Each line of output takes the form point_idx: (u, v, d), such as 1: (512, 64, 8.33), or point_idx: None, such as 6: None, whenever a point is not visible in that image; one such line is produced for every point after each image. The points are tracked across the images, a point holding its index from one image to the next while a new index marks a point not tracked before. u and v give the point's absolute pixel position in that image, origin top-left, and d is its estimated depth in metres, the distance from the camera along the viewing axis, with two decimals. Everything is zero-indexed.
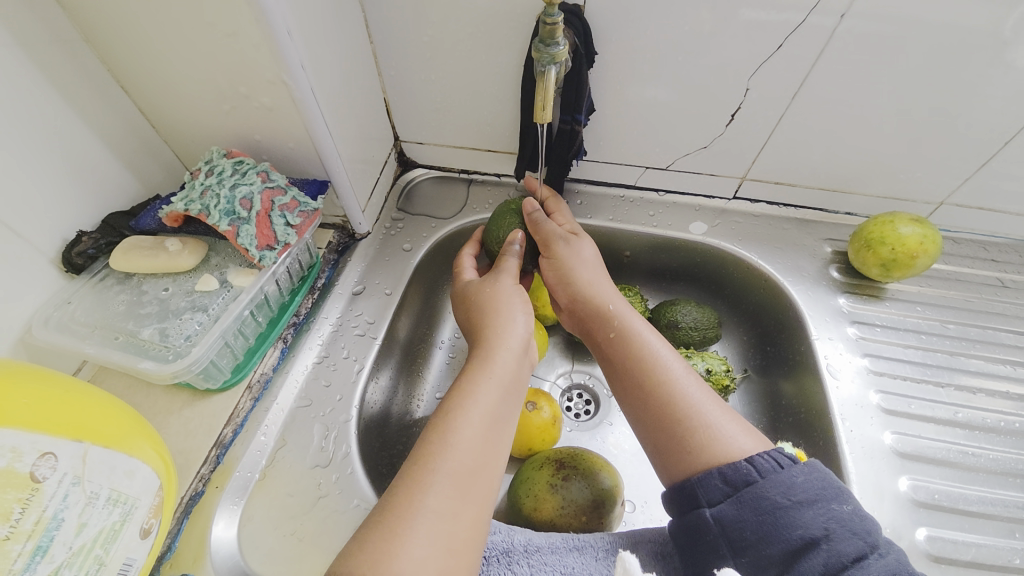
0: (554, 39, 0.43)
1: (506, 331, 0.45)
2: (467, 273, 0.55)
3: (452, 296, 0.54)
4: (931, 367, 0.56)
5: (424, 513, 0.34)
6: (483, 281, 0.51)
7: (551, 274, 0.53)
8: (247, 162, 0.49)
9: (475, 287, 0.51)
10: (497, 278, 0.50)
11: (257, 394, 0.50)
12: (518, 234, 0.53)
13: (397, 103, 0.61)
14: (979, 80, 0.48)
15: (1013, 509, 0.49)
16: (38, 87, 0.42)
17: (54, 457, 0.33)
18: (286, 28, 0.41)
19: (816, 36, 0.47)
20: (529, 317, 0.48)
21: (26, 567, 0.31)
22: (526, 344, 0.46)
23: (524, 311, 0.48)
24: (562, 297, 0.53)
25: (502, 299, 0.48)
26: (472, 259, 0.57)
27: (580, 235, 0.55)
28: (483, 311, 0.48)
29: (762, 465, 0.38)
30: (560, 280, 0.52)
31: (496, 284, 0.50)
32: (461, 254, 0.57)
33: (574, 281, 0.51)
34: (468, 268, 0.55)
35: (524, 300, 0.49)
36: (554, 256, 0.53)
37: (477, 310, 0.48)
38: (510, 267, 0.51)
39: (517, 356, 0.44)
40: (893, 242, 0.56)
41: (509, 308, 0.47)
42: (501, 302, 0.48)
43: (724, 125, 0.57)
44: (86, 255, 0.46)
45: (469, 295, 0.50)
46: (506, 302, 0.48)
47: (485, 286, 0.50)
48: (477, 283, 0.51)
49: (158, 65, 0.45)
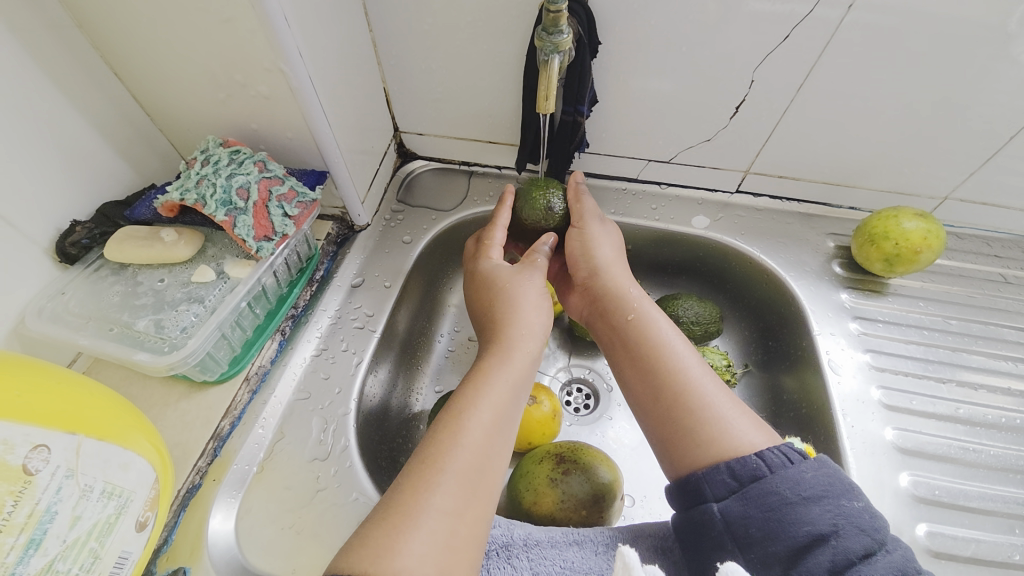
0: (558, 27, 0.42)
1: (524, 330, 0.45)
2: (494, 251, 0.53)
3: (473, 274, 0.52)
4: (933, 362, 0.56)
5: (428, 511, 0.33)
6: (518, 272, 0.49)
7: (575, 247, 0.53)
8: (244, 152, 0.48)
9: (506, 274, 0.49)
10: (530, 274, 0.50)
11: (255, 386, 0.50)
12: (552, 237, 0.53)
13: (396, 93, 0.61)
14: (986, 74, 0.48)
15: (1013, 505, 0.49)
16: (29, 72, 0.41)
17: (46, 449, 0.32)
18: (283, 14, 0.40)
19: (821, 28, 0.47)
20: (552, 322, 0.48)
21: (19, 560, 0.31)
22: (543, 344, 0.46)
23: (547, 313, 0.48)
24: (582, 271, 0.52)
25: (528, 297, 0.48)
26: (503, 233, 0.55)
27: (608, 223, 0.54)
28: (504, 303, 0.47)
29: (770, 459, 0.37)
30: (585, 254, 0.52)
31: (527, 281, 0.49)
32: (493, 226, 0.54)
33: (597, 261, 0.51)
34: (495, 245, 0.53)
35: (551, 304, 0.48)
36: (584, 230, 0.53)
37: (497, 301, 0.48)
38: (542, 265, 0.51)
39: (533, 358, 0.44)
40: (896, 237, 0.55)
41: (533, 301, 0.47)
42: (524, 299, 0.47)
43: (728, 118, 0.56)
44: (80, 245, 0.46)
45: (497, 281, 0.49)
46: (533, 299, 0.48)
47: (516, 278, 0.49)
48: (509, 271, 0.50)
49: (153, 51, 0.44)
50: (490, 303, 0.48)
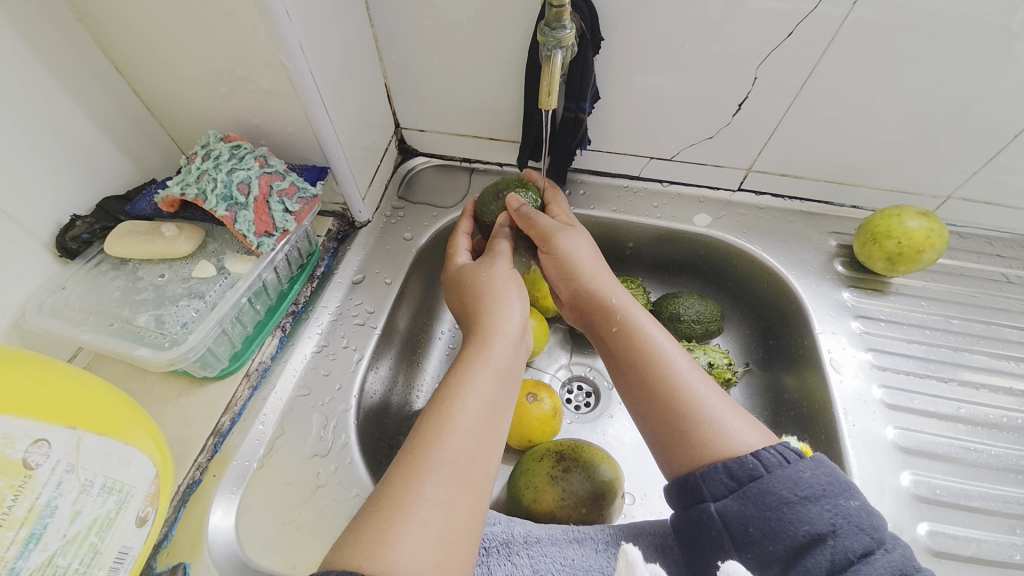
0: (560, 22, 0.42)
1: (501, 319, 0.45)
2: (461, 256, 0.53)
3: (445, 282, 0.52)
4: (935, 362, 0.56)
5: (420, 502, 0.33)
6: (478, 266, 0.50)
7: (553, 268, 0.52)
8: (245, 147, 0.48)
9: (469, 271, 0.50)
10: (491, 261, 0.50)
11: (255, 382, 0.50)
12: (507, 216, 0.53)
13: (398, 89, 0.60)
14: (990, 73, 0.47)
15: (1013, 505, 0.49)
16: (29, 66, 0.41)
17: (47, 444, 0.32)
18: (284, 8, 0.40)
19: (826, 25, 0.46)
20: (525, 302, 0.47)
21: (19, 555, 0.31)
22: (523, 330, 0.45)
23: (519, 295, 0.47)
24: (566, 292, 0.52)
25: (496, 284, 0.47)
26: (467, 239, 0.55)
27: (575, 227, 0.53)
28: (477, 296, 0.47)
29: (767, 459, 0.37)
30: (560, 271, 0.51)
31: (490, 268, 0.49)
32: (457, 235, 0.55)
33: (573, 274, 0.50)
34: (462, 250, 0.54)
35: (517, 285, 0.48)
36: (552, 250, 0.50)
37: (471, 295, 0.48)
38: (504, 250, 0.51)
39: (513, 343, 0.44)
40: (899, 236, 0.55)
41: (506, 293, 0.47)
42: (495, 288, 0.47)
43: (730, 115, 0.56)
44: (81, 240, 0.46)
45: (464, 280, 0.49)
46: (503, 288, 0.47)
47: (480, 271, 0.49)
48: (471, 268, 0.50)
49: (153, 46, 0.44)
50: (463, 299, 0.48)
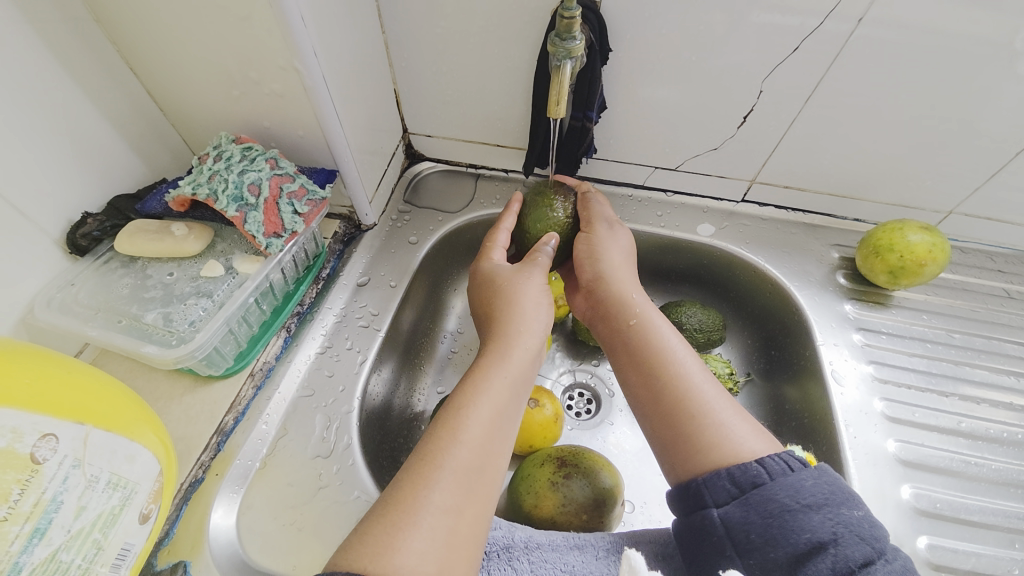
0: (571, 33, 0.42)
1: (525, 327, 0.45)
2: (496, 253, 0.54)
3: (473, 278, 0.53)
4: (936, 376, 0.56)
5: (427, 508, 0.33)
6: (517, 271, 0.49)
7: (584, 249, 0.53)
8: (256, 148, 0.49)
9: (505, 274, 0.50)
10: (529, 271, 0.49)
11: (259, 381, 0.50)
12: (554, 236, 0.52)
13: (406, 95, 0.61)
14: (993, 90, 0.48)
15: (1013, 519, 0.49)
16: (47, 65, 0.42)
17: (54, 438, 0.32)
18: (299, 13, 0.41)
19: (831, 41, 0.47)
20: (550, 315, 0.48)
21: (23, 549, 0.31)
22: (542, 346, 0.46)
23: (548, 309, 0.48)
24: (588, 274, 0.52)
25: (525, 291, 0.48)
26: (506, 236, 0.56)
27: (620, 227, 0.54)
28: (499, 301, 0.47)
29: (771, 467, 0.37)
30: (591, 254, 0.52)
31: (527, 280, 0.48)
32: (497, 230, 0.56)
33: (602, 264, 0.51)
34: (500, 246, 0.54)
35: (550, 302, 0.48)
36: (593, 232, 0.53)
37: (497, 301, 0.48)
38: (543, 263, 0.50)
39: (532, 353, 0.44)
40: (901, 250, 0.55)
41: (533, 306, 0.47)
42: (521, 296, 0.47)
43: (735, 127, 0.56)
44: (91, 237, 0.46)
45: (495, 280, 0.50)
46: (531, 299, 0.47)
47: (514, 279, 0.49)
48: (508, 271, 0.50)
49: (169, 47, 0.45)
50: (488, 303, 0.49)
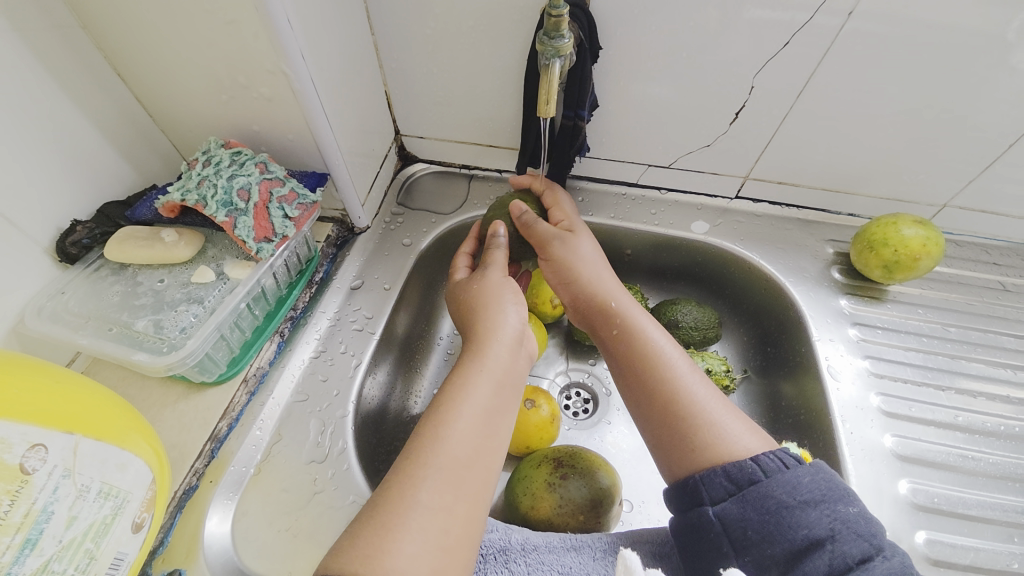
0: (559, 32, 0.42)
1: (494, 325, 0.45)
2: (460, 273, 0.54)
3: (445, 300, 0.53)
4: (932, 370, 0.56)
5: (415, 509, 0.33)
6: (472, 277, 0.50)
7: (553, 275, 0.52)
8: (246, 153, 0.49)
9: (464, 284, 0.50)
10: (486, 271, 0.50)
11: (253, 387, 0.50)
12: (502, 225, 0.53)
13: (398, 97, 0.61)
14: (985, 83, 0.48)
15: (1010, 513, 0.49)
16: (33, 72, 0.41)
17: (44, 448, 0.32)
18: (286, 16, 0.40)
19: (822, 35, 0.47)
20: (520, 308, 0.47)
21: (15, 560, 0.30)
22: (520, 336, 0.45)
23: (512, 302, 0.47)
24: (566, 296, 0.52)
25: (490, 291, 0.48)
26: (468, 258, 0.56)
27: (585, 233, 0.53)
28: (472, 307, 0.47)
29: (767, 464, 0.37)
30: (562, 281, 0.52)
31: (484, 279, 0.49)
32: (457, 254, 0.56)
33: (575, 281, 0.51)
34: (462, 267, 0.54)
35: (512, 293, 0.48)
36: (551, 257, 0.51)
37: (465, 307, 0.48)
38: (498, 259, 0.51)
39: (509, 348, 0.44)
40: (896, 244, 0.55)
41: (497, 300, 0.47)
42: (489, 296, 0.47)
43: (728, 124, 0.56)
44: (81, 245, 0.46)
45: (461, 289, 0.50)
46: (495, 295, 0.47)
47: (473, 283, 0.49)
48: (466, 279, 0.50)
49: (156, 53, 0.45)
50: (459, 310, 0.49)
